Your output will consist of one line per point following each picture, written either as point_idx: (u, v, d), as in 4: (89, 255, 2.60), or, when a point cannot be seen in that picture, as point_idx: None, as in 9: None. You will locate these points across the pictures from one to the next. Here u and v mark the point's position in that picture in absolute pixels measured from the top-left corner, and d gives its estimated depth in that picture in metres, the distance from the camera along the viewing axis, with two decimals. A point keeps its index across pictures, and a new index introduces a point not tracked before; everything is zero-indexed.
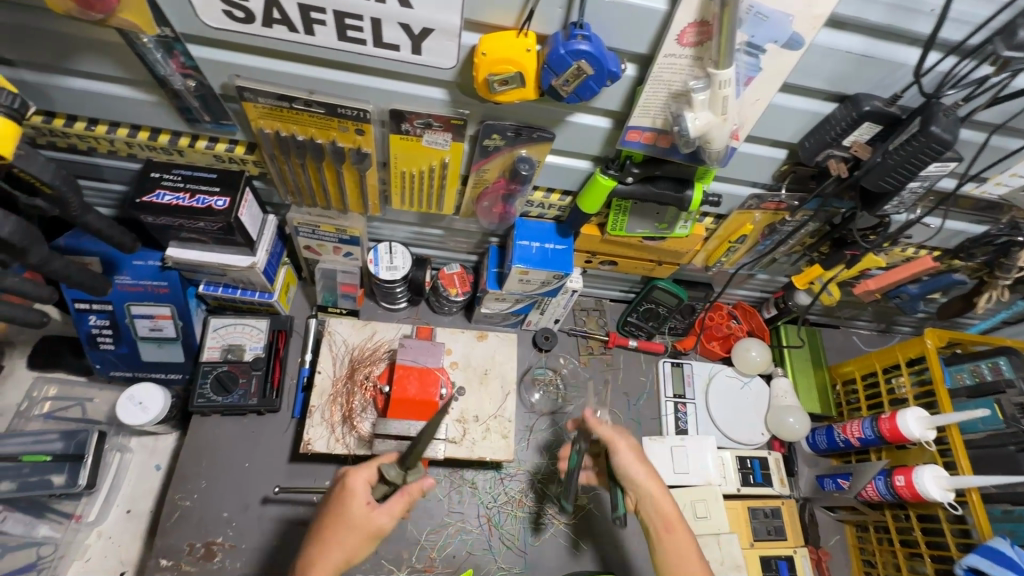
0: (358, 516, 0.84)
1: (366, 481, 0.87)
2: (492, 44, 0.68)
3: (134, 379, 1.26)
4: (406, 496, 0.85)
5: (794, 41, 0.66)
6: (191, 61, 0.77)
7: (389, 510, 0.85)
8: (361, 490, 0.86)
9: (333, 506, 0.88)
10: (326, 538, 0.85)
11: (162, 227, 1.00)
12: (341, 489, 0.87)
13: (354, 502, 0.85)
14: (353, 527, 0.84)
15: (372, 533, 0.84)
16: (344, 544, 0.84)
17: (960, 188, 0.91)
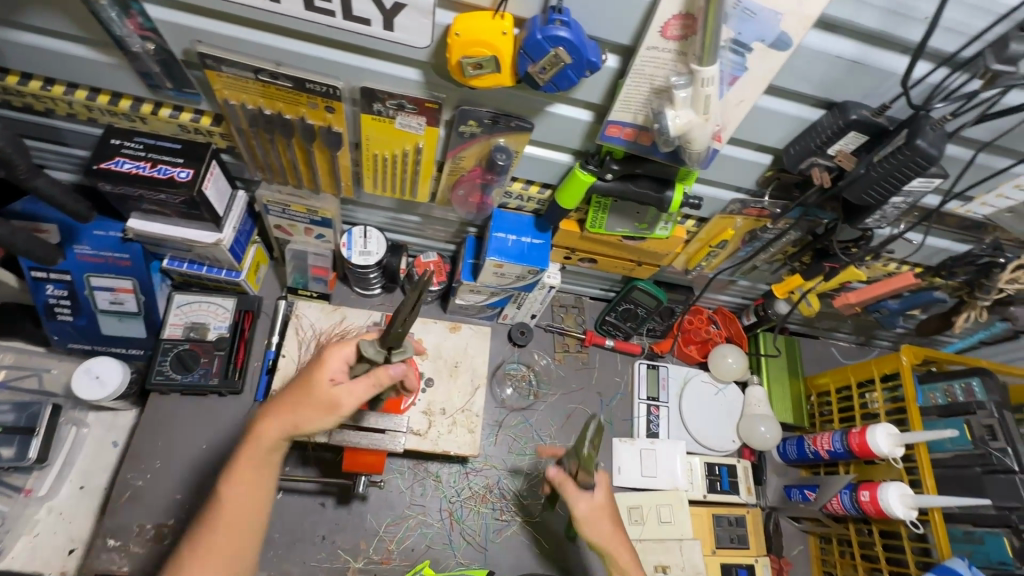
0: (318, 386, 0.76)
1: (343, 360, 0.78)
2: (466, 25, 0.65)
3: (93, 352, 1.22)
4: (374, 378, 0.77)
5: (781, 42, 0.63)
6: (150, 22, 0.72)
7: (353, 392, 0.76)
8: (332, 362, 0.77)
9: (304, 370, 0.79)
10: (285, 400, 0.77)
11: (121, 197, 0.96)
12: (315, 360, 0.79)
13: (318, 374, 0.77)
14: (316, 400, 0.76)
15: (329, 409, 0.76)
16: (298, 409, 0.76)
17: (943, 206, 0.89)
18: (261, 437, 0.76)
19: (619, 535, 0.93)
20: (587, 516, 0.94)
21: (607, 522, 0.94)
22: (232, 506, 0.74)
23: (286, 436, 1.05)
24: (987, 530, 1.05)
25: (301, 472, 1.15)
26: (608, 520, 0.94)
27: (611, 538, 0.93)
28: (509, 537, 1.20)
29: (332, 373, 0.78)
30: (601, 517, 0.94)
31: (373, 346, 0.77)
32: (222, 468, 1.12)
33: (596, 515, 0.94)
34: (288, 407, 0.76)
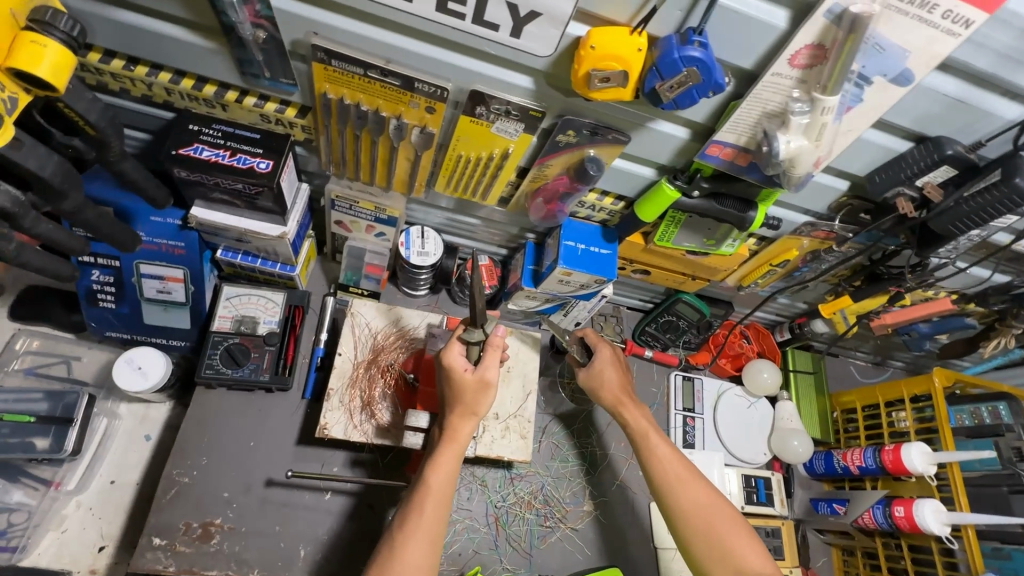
0: (465, 380, 0.91)
1: (461, 354, 0.93)
2: (603, 38, 0.65)
3: (132, 342, 1.17)
4: (490, 347, 0.94)
5: (903, 77, 0.66)
6: (267, 10, 0.71)
7: (491, 367, 0.93)
8: (457, 358, 0.92)
9: (445, 385, 0.93)
10: (450, 408, 0.92)
11: (192, 184, 0.93)
12: (442, 370, 0.93)
13: (457, 372, 0.91)
14: (472, 387, 0.91)
15: (484, 386, 0.92)
16: (467, 404, 0.91)
17: (1013, 244, 0.94)
18: (458, 434, 0.90)
19: (624, 393, 1.09)
20: (589, 380, 1.12)
21: (612, 378, 1.10)
22: (439, 488, 0.87)
23: (343, 436, 1.03)
24: (1015, 546, 1.10)
25: (349, 473, 1.12)
26: (612, 378, 1.10)
27: (620, 392, 1.09)
28: (553, 544, 1.20)
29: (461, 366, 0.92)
30: (607, 378, 1.10)
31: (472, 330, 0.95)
32: (270, 466, 1.09)
33: (597, 374, 1.12)
34: (459, 405, 0.91)
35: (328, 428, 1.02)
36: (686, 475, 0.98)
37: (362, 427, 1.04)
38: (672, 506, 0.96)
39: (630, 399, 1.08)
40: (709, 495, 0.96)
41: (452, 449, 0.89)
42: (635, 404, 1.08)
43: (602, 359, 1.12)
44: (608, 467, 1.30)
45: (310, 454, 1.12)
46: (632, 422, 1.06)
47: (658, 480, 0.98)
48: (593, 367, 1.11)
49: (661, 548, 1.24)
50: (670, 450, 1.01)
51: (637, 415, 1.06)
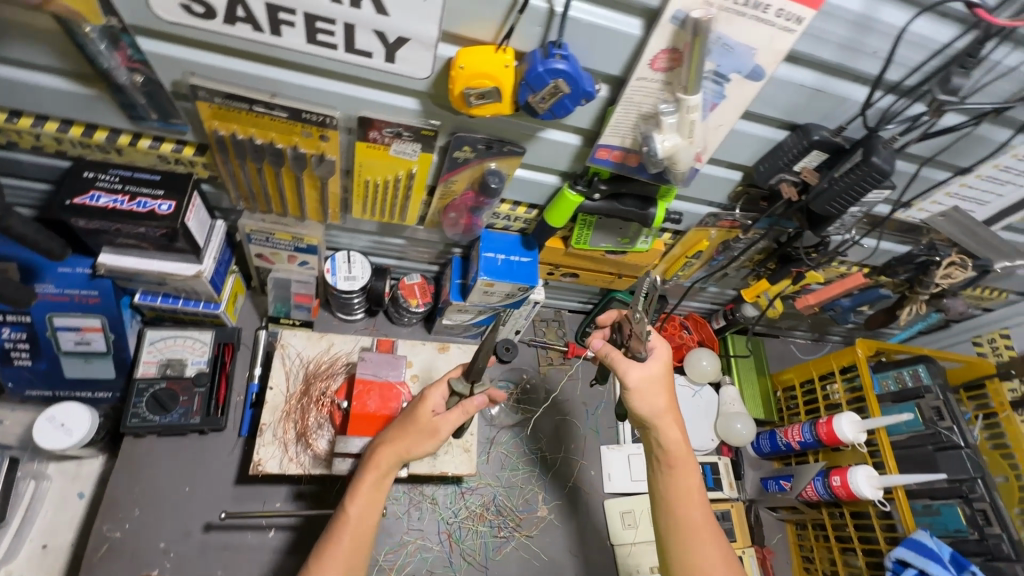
0: (420, 414, 0.91)
1: (439, 396, 0.94)
2: (470, 58, 0.68)
3: (54, 399, 1.13)
4: (461, 406, 0.91)
5: (756, 73, 0.70)
6: (139, 55, 0.71)
7: (447, 421, 0.91)
8: (434, 398, 0.93)
9: (409, 408, 0.94)
10: (391, 434, 0.91)
11: (94, 232, 0.91)
12: (416, 400, 0.95)
13: (422, 407, 0.92)
14: (421, 427, 0.90)
15: (429, 435, 0.90)
16: (405, 435, 0.90)
17: (892, 214, 1.01)
18: (378, 465, 0.89)
19: (671, 417, 0.93)
20: (640, 384, 0.92)
21: (662, 394, 0.93)
22: (357, 517, 0.87)
23: (279, 471, 1.01)
24: (943, 501, 1.16)
25: (293, 507, 1.11)
26: (662, 394, 0.93)
27: (666, 413, 0.93)
28: (509, 553, 1.21)
29: (432, 406, 0.93)
30: (657, 392, 0.92)
31: (461, 382, 0.92)
32: (208, 510, 1.07)
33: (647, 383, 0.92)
34: (394, 435, 0.91)
35: (263, 464, 1.01)
36: (708, 529, 0.90)
37: (298, 459, 1.03)
38: (685, 561, 0.89)
39: (676, 423, 0.94)
40: (725, 555, 0.89)
41: (371, 477, 0.88)
42: (681, 431, 0.94)
43: (660, 367, 0.93)
44: (560, 470, 1.32)
45: (250, 493, 1.10)
46: (674, 451, 0.93)
47: (682, 528, 0.90)
48: (649, 373, 0.92)
49: (618, 545, 1.26)
50: (698, 499, 0.92)
51: (678, 441, 0.93)
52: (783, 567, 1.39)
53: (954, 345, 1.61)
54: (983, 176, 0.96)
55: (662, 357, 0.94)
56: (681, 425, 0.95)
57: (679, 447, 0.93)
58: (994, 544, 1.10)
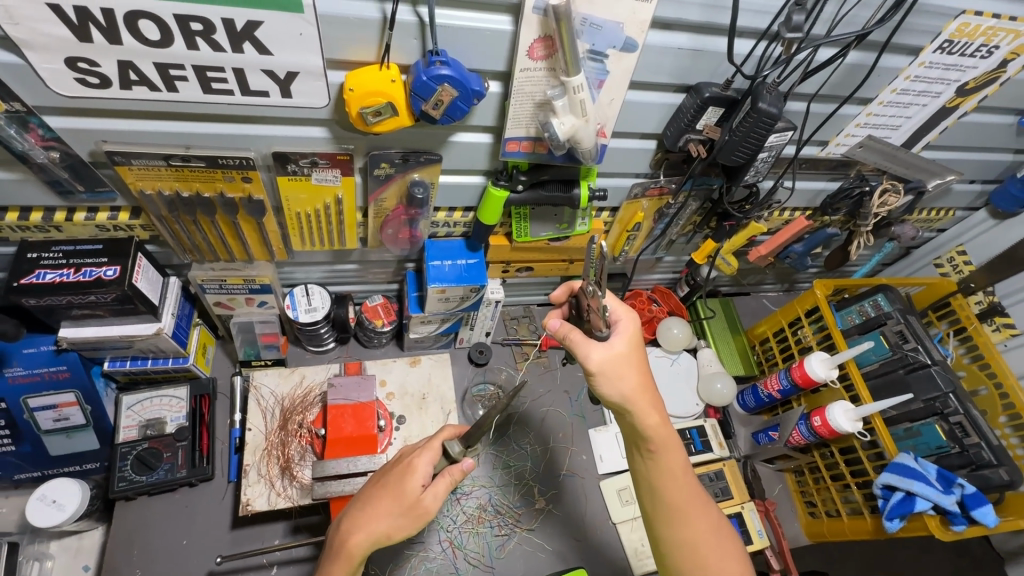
0: (408, 491, 0.82)
1: (427, 463, 0.85)
2: (357, 80, 0.72)
3: (44, 478, 1.17)
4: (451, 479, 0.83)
5: (629, 45, 0.74)
6: (51, 132, 0.75)
7: (438, 498, 0.83)
8: (424, 469, 0.84)
9: (393, 471, 0.86)
10: (363, 512, 0.82)
11: (49, 309, 0.94)
12: (401, 465, 0.86)
13: (411, 481, 0.83)
14: (404, 504, 0.81)
15: (417, 514, 0.82)
16: (379, 511, 0.81)
17: (800, 152, 1.04)
18: (351, 552, 0.80)
19: (646, 396, 0.82)
20: (604, 366, 0.80)
21: (631, 372, 0.81)
22: None
23: (269, 507, 1.03)
24: (922, 422, 1.19)
25: (293, 540, 1.13)
26: (633, 374, 0.81)
27: (638, 394, 0.81)
28: (513, 550, 1.22)
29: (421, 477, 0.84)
30: (627, 373, 0.81)
31: (456, 442, 0.86)
32: (208, 559, 1.09)
33: (615, 366, 0.80)
34: (366, 512, 0.82)
35: (251, 503, 1.03)
36: (695, 504, 0.86)
37: (286, 493, 1.05)
38: (677, 540, 0.85)
39: (652, 405, 0.82)
40: (715, 525, 0.86)
41: (343, 562, 0.81)
42: (658, 413, 0.83)
43: (624, 343, 0.81)
44: (551, 461, 1.34)
45: (248, 534, 1.12)
46: (653, 432, 0.82)
47: (670, 509, 0.85)
48: (615, 352, 0.80)
49: (619, 522, 1.27)
50: (683, 477, 0.86)
51: (656, 423, 0.82)
52: (788, 516, 1.39)
53: (919, 271, 1.63)
54: (886, 103, 0.99)
55: (627, 332, 0.82)
56: (657, 403, 0.83)
57: (658, 430, 0.82)
58: (975, 453, 1.12)
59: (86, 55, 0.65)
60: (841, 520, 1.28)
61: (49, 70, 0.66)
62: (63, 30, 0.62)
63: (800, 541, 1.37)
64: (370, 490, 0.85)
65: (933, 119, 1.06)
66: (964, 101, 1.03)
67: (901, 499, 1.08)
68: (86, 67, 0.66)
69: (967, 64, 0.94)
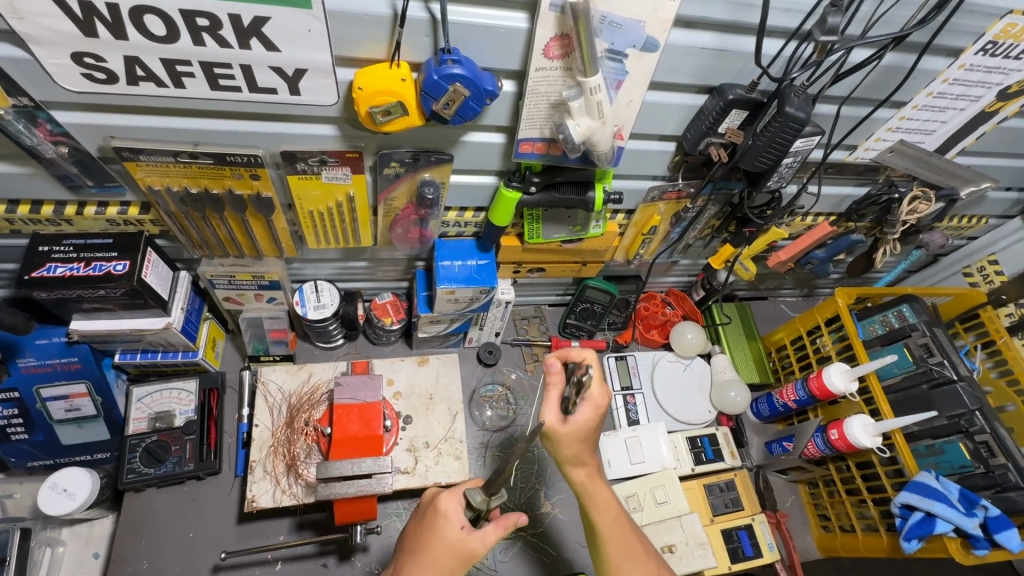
0: (455, 539, 0.78)
1: (461, 505, 0.80)
2: (367, 78, 0.70)
3: (56, 466, 1.19)
4: (497, 526, 0.79)
5: (650, 44, 0.70)
6: (59, 127, 0.75)
7: (486, 539, 0.78)
8: (456, 512, 0.80)
9: (427, 524, 0.81)
10: (417, 563, 0.78)
11: (59, 302, 0.94)
12: (432, 511, 0.81)
13: (447, 526, 0.78)
14: (451, 553, 0.77)
15: (467, 559, 0.78)
16: (436, 566, 0.77)
17: (827, 157, 1.00)
18: None
19: (586, 454, 0.87)
20: (555, 427, 0.84)
21: (579, 439, 0.85)
22: None
23: (274, 504, 1.03)
24: (945, 439, 1.15)
25: (297, 537, 1.13)
26: (577, 444, 0.85)
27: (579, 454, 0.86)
28: (517, 554, 1.19)
29: (457, 520, 0.79)
30: (570, 442, 0.84)
31: (478, 492, 0.81)
32: (214, 552, 1.10)
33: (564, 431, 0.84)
34: (428, 563, 0.77)
35: (257, 499, 1.03)
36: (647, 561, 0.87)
37: (291, 490, 1.05)
38: None
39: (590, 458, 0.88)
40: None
41: None
42: (590, 472, 0.88)
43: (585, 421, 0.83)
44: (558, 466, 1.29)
45: (253, 530, 1.13)
46: (583, 487, 0.89)
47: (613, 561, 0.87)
48: (570, 424, 0.83)
49: None
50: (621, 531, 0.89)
51: (585, 480, 0.88)
52: (800, 529, 1.36)
53: (946, 279, 1.57)
54: (920, 106, 0.94)
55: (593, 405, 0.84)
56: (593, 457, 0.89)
57: (587, 482, 0.88)
58: (1002, 475, 1.07)
59: (93, 51, 0.64)
60: (855, 535, 1.24)
61: (56, 65, 0.65)
62: (68, 26, 0.61)
63: (812, 555, 1.34)
64: (415, 542, 0.80)
65: (971, 124, 1.00)
66: (1005, 106, 0.97)
67: (919, 520, 1.05)
68: (93, 62, 0.65)
69: (1010, 67, 0.88)
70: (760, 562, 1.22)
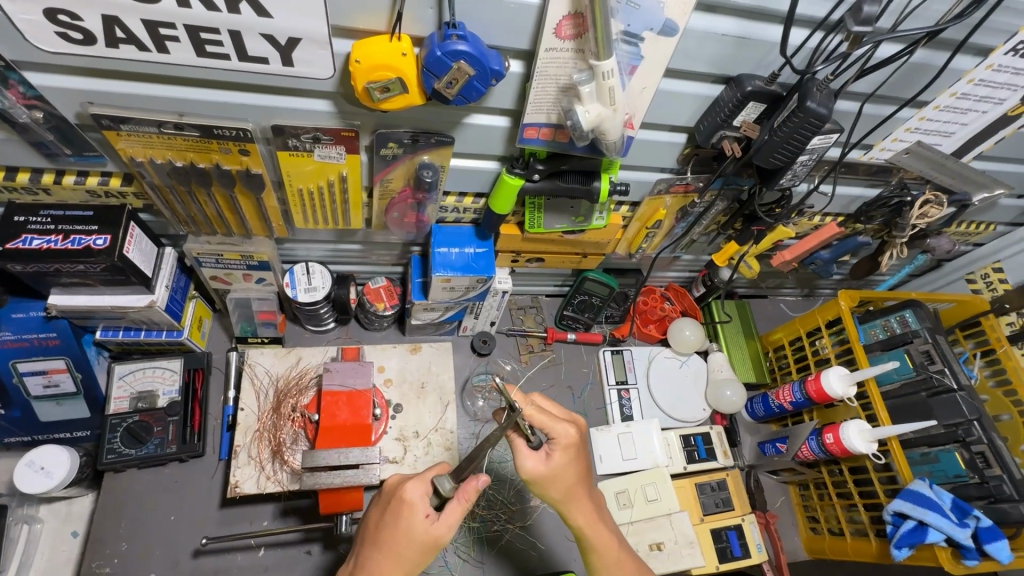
0: (420, 528, 0.76)
1: (425, 496, 0.78)
2: (365, 51, 0.65)
3: (34, 442, 1.16)
4: (461, 509, 0.78)
5: (668, 28, 0.66)
6: (33, 90, 0.70)
7: (449, 523, 0.77)
8: (421, 500, 0.78)
9: (386, 516, 0.79)
10: (379, 555, 0.77)
11: (36, 275, 0.90)
12: (394, 501, 0.79)
13: (413, 516, 0.77)
14: (416, 542, 0.76)
15: (432, 545, 0.77)
16: (399, 555, 0.76)
17: (844, 156, 0.97)
18: None
19: (579, 497, 0.85)
20: (537, 476, 0.82)
21: (570, 481, 0.83)
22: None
23: (257, 491, 1.01)
24: (941, 448, 1.13)
25: (281, 524, 1.11)
26: (564, 487, 0.83)
27: (572, 497, 0.85)
28: (505, 546, 1.18)
29: (421, 509, 0.77)
30: (557, 485, 0.83)
31: (446, 478, 0.79)
32: (195, 536, 1.08)
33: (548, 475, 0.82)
34: (389, 552, 0.77)
35: (240, 485, 1.01)
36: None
37: (276, 477, 1.02)
38: None
39: (585, 503, 0.86)
40: None
41: None
42: (590, 514, 0.87)
43: (562, 458, 0.82)
44: None
45: (235, 515, 1.10)
46: (585, 531, 0.87)
47: None
48: (545, 467, 0.81)
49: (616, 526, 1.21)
50: (625, 564, 0.89)
51: (585, 523, 0.87)
52: (789, 530, 1.36)
53: (948, 285, 1.55)
54: (942, 107, 0.91)
55: (562, 448, 0.82)
56: (591, 501, 0.87)
57: (589, 527, 0.87)
58: (996, 486, 1.07)
59: (68, 8, 0.59)
60: (845, 540, 1.24)
61: (27, 21, 0.60)
62: None
63: (799, 555, 1.34)
64: (374, 534, 0.79)
65: (992, 128, 0.97)
66: None
67: (912, 528, 1.03)
68: (68, 21, 0.60)
69: None
70: (748, 563, 1.21)
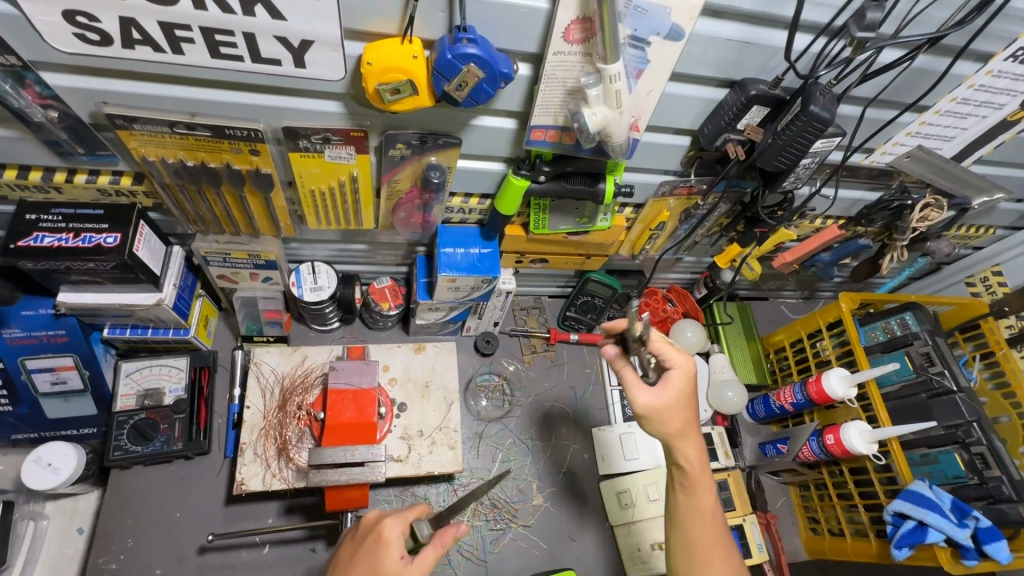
0: (390, 567, 0.75)
1: (401, 531, 0.77)
2: (376, 53, 0.66)
3: (40, 439, 1.16)
4: (436, 552, 0.76)
5: (674, 33, 0.67)
6: (49, 90, 0.71)
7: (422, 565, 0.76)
8: (397, 540, 0.77)
9: (359, 553, 0.78)
10: None
11: (46, 272, 0.91)
12: (372, 537, 0.78)
13: (388, 556, 0.76)
14: None
15: None
16: None
17: (846, 159, 0.98)
18: None
19: (689, 434, 0.82)
20: (652, 409, 0.80)
21: (681, 414, 0.81)
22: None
23: (263, 488, 1.02)
24: (940, 449, 1.15)
25: (286, 521, 1.12)
26: (683, 415, 0.81)
27: (686, 431, 0.81)
28: (508, 545, 1.19)
29: (395, 548, 0.76)
30: (674, 414, 0.80)
31: (424, 522, 0.79)
32: (200, 533, 1.08)
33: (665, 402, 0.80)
34: None
35: (246, 483, 1.02)
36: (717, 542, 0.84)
37: (282, 474, 1.03)
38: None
39: (694, 442, 0.82)
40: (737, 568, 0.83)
41: None
42: (699, 451, 0.83)
43: (682, 381, 0.80)
44: (552, 457, 1.30)
45: (240, 512, 1.11)
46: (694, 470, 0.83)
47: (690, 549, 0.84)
48: (657, 398, 0.80)
49: (617, 525, 1.22)
50: (714, 519, 0.84)
51: (696, 461, 0.82)
52: (789, 531, 1.37)
53: (948, 288, 1.56)
54: (943, 112, 0.92)
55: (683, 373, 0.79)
56: (699, 439, 0.83)
57: (697, 468, 0.83)
58: (995, 487, 1.08)
59: (86, 9, 0.60)
60: (844, 540, 1.25)
61: (46, 22, 0.61)
62: None
63: (799, 556, 1.35)
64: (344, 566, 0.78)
65: (991, 133, 0.98)
66: None
67: (912, 528, 1.04)
68: (86, 22, 0.61)
69: None
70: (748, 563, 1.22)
